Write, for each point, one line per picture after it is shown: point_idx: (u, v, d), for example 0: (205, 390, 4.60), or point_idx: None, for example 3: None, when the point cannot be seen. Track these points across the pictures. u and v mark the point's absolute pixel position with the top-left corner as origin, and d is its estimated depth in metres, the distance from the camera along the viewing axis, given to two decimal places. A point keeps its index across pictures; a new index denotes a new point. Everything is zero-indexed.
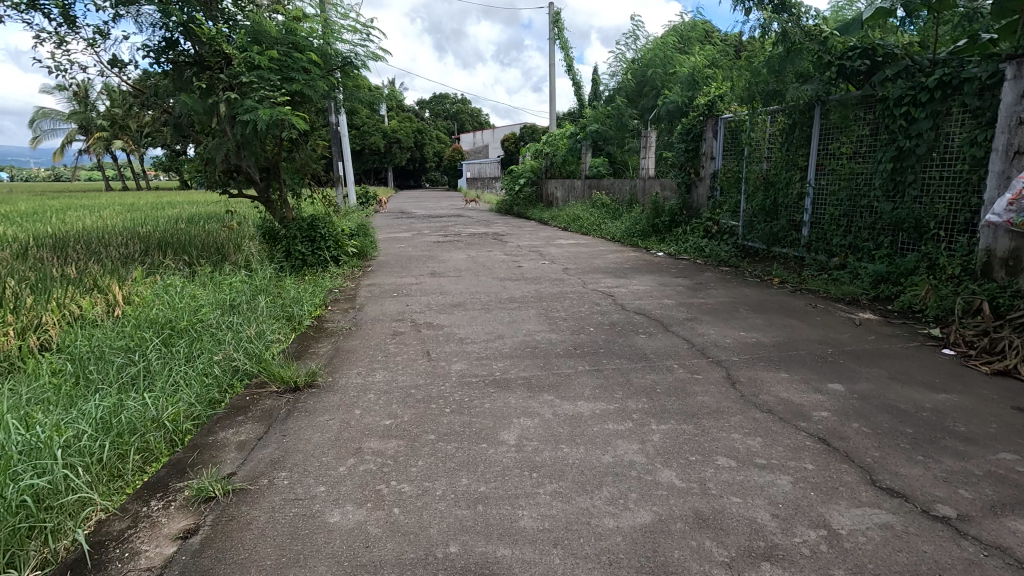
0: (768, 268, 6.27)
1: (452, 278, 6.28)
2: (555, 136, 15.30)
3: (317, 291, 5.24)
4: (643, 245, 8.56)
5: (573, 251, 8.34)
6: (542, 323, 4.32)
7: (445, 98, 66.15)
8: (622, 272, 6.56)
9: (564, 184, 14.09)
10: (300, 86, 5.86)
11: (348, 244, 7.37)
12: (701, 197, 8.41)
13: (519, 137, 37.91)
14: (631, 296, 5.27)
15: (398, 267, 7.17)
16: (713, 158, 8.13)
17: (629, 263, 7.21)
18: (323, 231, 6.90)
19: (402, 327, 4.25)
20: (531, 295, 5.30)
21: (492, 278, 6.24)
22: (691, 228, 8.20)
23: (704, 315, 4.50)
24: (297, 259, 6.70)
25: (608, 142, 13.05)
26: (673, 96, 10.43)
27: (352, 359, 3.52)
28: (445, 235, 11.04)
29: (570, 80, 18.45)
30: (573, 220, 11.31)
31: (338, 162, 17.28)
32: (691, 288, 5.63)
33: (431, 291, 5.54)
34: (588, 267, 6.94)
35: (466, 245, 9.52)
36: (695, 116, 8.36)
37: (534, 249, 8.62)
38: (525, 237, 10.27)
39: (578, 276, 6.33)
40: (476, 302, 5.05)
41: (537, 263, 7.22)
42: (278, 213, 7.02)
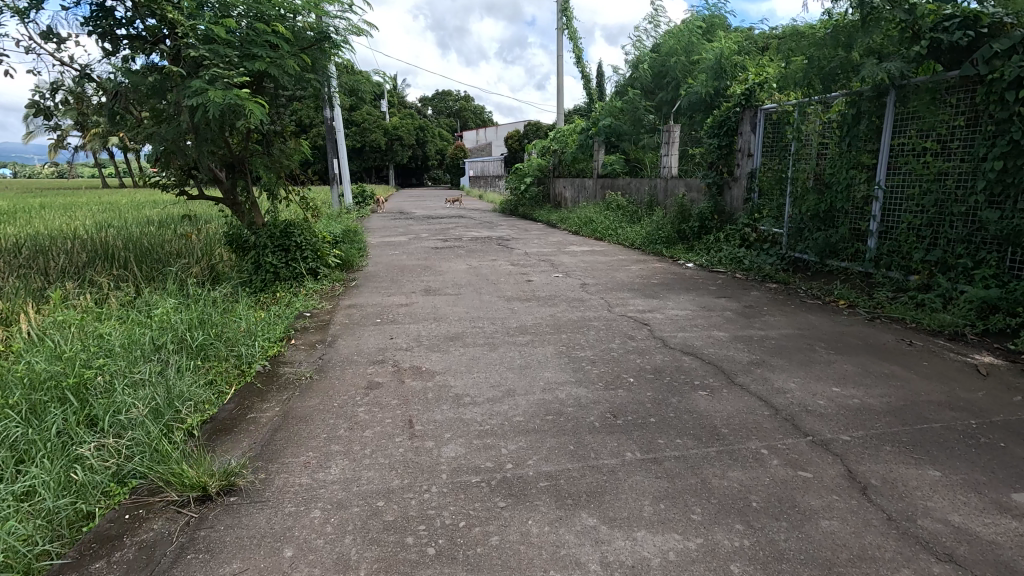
0: (828, 287, 5.23)
1: (450, 297, 5.26)
2: (563, 132, 14.24)
3: (279, 321, 4.25)
4: (668, 253, 7.54)
5: (589, 261, 7.31)
6: (564, 368, 3.30)
7: (449, 95, 65.12)
8: (652, 290, 5.52)
9: (574, 183, 13.08)
10: (265, 64, 4.85)
11: (329, 254, 6.36)
12: (735, 199, 7.39)
13: (523, 135, 36.84)
14: (671, 325, 4.24)
15: (387, 282, 6.14)
16: (751, 155, 7.10)
17: (657, 277, 6.17)
18: (298, 240, 5.90)
19: (380, 375, 3.23)
20: (546, 324, 4.29)
21: (498, 297, 5.22)
22: (724, 236, 7.17)
23: (773, 358, 3.46)
24: (268, 273, 5.68)
25: (622, 138, 12.00)
26: (698, 86, 9.39)
27: (303, 433, 2.51)
28: (444, 240, 10.01)
29: (579, 73, 17.46)
30: (586, 223, 10.29)
31: (332, 158, 16.28)
32: (742, 313, 4.59)
33: (423, 317, 4.53)
34: (610, 282, 5.91)
35: (467, 251, 8.49)
36: (731, 107, 7.32)
37: (544, 259, 7.58)
38: (532, 244, 9.23)
39: (600, 295, 5.31)
40: (478, 334, 4.03)
41: (549, 277, 6.20)
42: (246, 216, 6.01)
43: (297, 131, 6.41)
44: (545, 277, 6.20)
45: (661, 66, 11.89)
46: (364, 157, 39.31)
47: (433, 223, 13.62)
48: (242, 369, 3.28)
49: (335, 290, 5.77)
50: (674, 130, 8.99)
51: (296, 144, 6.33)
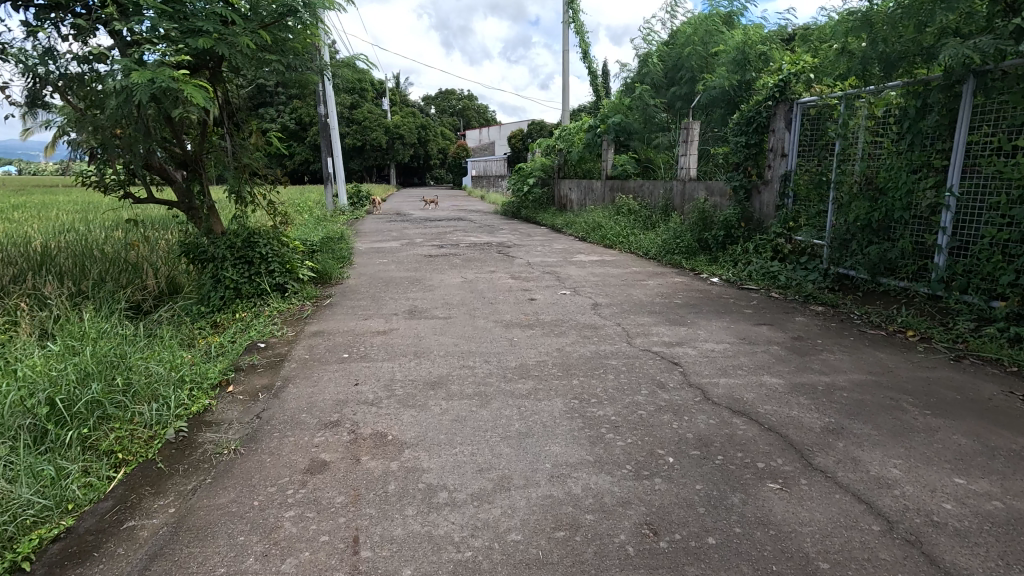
0: (889, 313, 4.38)
1: (438, 322, 4.42)
2: (569, 130, 13.37)
3: (219, 360, 3.43)
4: (688, 265, 6.69)
5: (600, 273, 6.47)
6: (577, 438, 2.47)
7: (452, 94, 64.39)
8: (676, 313, 4.68)
9: (581, 185, 12.26)
10: (213, 41, 4.02)
11: (302, 267, 5.51)
12: (765, 205, 6.54)
13: (526, 133, 35.96)
14: (708, 366, 3.39)
15: (367, 300, 5.31)
16: (786, 155, 6.24)
17: (680, 296, 5.33)
18: (264, 251, 5.08)
19: (329, 447, 2.39)
20: (553, 363, 3.44)
21: (494, 323, 4.38)
22: (753, 247, 6.32)
23: (854, 423, 2.61)
24: (227, 289, 4.88)
25: (632, 136, 11.15)
26: (718, 79, 8.53)
27: (190, 567, 1.68)
28: (440, 246, 9.20)
29: (586, 69, 16.62)
30: (594, 229, 9.46)
31: (326, 158, 15.55)
32: (792, 348, 3.74)
33: (401, 351, 3.69)
34: (626, 302, 5.08)
35: (463, 260, 7.65)
36: (762, 100, 6.46)
37: (549, 271, 6.73)
38: (535, 252, 8.39)
39: (616, 320, 4.46)
40: (465, 379, 3.19)
41: (555, 295, 5.37)
42: (203, 223, 5.13)
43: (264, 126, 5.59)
44: (549, 295, 5.36)
45: (675, 59, 11.03)
46: (365, 155, 38.56)
47: (428, 226, 12.84)
48: (148, 437, 2.48)
49: (306, 309, 4.95)
50: (694, 127, 8.12)
51: (263, 140, 5.51)
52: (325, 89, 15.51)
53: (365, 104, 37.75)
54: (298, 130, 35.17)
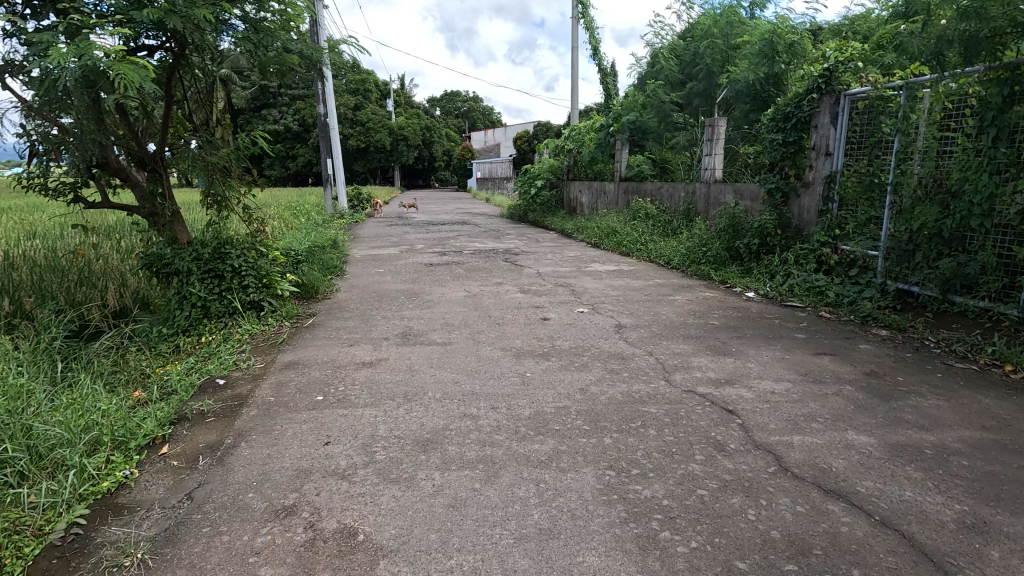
0: (976, 341, 3.66)
1: (435, 351, 3.73)
2: (579, 130, 12.66)
3: (159, 409, 2.73)
4: (718, 277, 6.01)
5: (619, 287, 5.78)
6: (621, 543, 1.78)
7: (457, 95, 63.75)
8: (716, 338, 3.99)
9: (592, 187, 11.59)
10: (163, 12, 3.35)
11: (282, 281, 4.83)
12: (806, 210, 5.83)
13: (532, 134, 35.21)
14: (772, 417, 2.69)
15: (356, 319, 4.62)
16: (831, 154, 5.52)
17: (716, 315, 4.63)
18: (236, 263, 4.41)
19: (275, 556, 1.71)
20: (576, 412, 2.75)
21: (502, 351, 3.70)
22: (793, 257, 5.62)
23: (998, 515, 1.91)
24: (193, 308, 4.23)
25: (647, 135, 10.45)
26: (743, 72, 7.83)
27: None
28: (442, 253, 8.52)
29: (595, 66, 15.94)
30: (608, 235, 8.78)
31: (326, 159, 14.94)
32: (869, 389, 3.04)
33: (388, 392, 3.00)
34: (654, 324, 4.38)
35: (468, 270, 6.98)
36: (802, 92, 5.74)
37: (563, 283, 6.05)
38: (545, 260, 7.70)
39: (646, 348, 3.78)
40: (466, 436, 2.49)
41: (572, 314, 4.68)
42: (166, 230, 4.46)
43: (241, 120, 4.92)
44: (565, 315, 4.67)
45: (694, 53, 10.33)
46: (368, 157, 37.96)
47: (431, 230, 12.17)
48: (28, 535, 1.80)
49: (284, 330, 4.27)
50: (721, 124, 7.41)
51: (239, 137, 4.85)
52: (325, 87, 14.89)
53: (368, 104, 37.15)
54: (301, 131, 34.62)
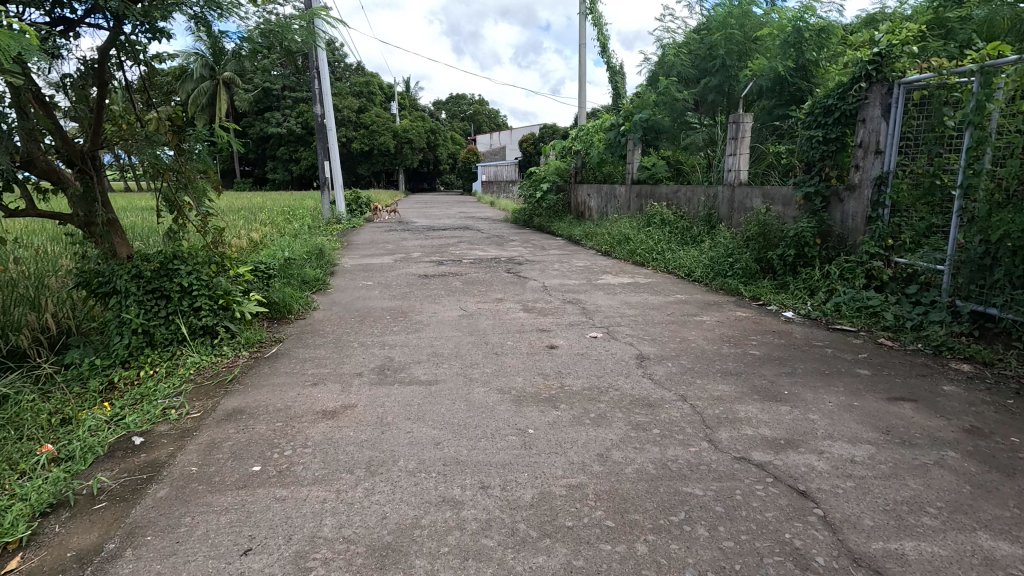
0: None
1: (417, 395, 3.02)
2: (587, 129, 11.93)
3: (32, 491, 2.04)
4: (749, 293, 5.28)
5: (636, 306, 5.06)
6: None
7: (463, 97, 63.23)
8: (762, 376, 3.25)
9: (602, 190, 10.89)
10: None
11: (246, 301, 4.14)
12: (851, 217, 5.07)
13: (538, 137, 34.47)
14: (865, 506, 1.96)
15: (329, 346, 3.91)
16: (882, 152, 4.78)
17: (754, 343, 3.90)
18: (186, 281, 3.73)
19: None
20: (595, 496, 2.04)
21: (499, 395, 2.99)
22: (838, 271, 4.87)
23: None
24: (133, 335, 3.57)
25: (662, 135, 9.72)
26: (770, 63, 7.09)
27: None
28: (439, 262, 7.83)
29: (605, 63, 15.23)
30: (621, 243, 8.09)
31: (323, 161, 14.31)
32: (982, 457, 2.29)
33: (347, 460, 2.29)
34: (682, 354, 3.66)
35: (466, 283, 6.28)
36: (847, 81, 5.00)
37: (572, 300, 5.35)
38: (552, 271, 7.00)
39: (677, 389, 3.06)
40: (441, 540, 1.78)
41: (584, 341, 3.97)
42: (104, 242, 3.77)
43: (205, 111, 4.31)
44: (575, 342, 3.95)
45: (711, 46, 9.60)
46: (372, 160, 37.41)
47: (430, 236, 11.49)
48: None
49: (240, 362, 3.58)
50: (747, 119, 6.68)
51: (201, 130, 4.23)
52: (322, 86, 14.27)
53: (372, 107, 36.59)
54: (303, 134, 34.12)
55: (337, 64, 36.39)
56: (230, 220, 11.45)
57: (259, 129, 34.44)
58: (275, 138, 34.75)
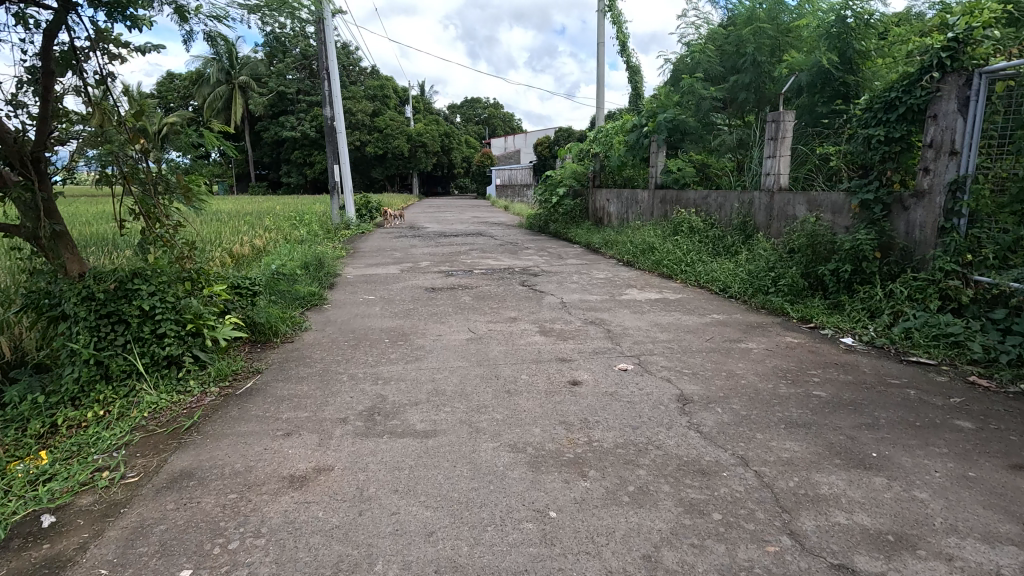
0: None
1: (409, 453, 2.43)
2: (606, 131, 11.31)
3: None
4: (797, 314, 4.64)
5: (668, 329, 4.45)
6: None
7: (477, 101, 62.91)
8: (838, 431, 2.61)
9: (622, 196, 10.28)
10: None
11: (223, 325, 3.59)
12: (918, 228, 4.40)
13: (554, 141, 33.83)
14: None
15: (314, 380, 3.36)
16: (958, 153, 4.10)
17: (817, 381, 3.26)
18: (148, 304, 3.19)
19: None
20: None
21: (511, 456, 2.40)
22: (905, 291, 4.20)
23: None
24: (84, 367, 3.04)
25: (687, 137, 9.07)
26: (812, 56, 6.43)
27: None
28: (448, 273, 7.28)
29: (624, 64, 14.61)
30: (646, 253, 7.47)
31: (333, 165, 13.91)
32: None
33: (307, 562, 1.72)
34: (732, 396, 3.04)
35: (477, 298, 5.70)
36: (913, 73, 4.34)
37: (595, 320, 4.74)
38: (571, 284, 6.40)
39: (734, 449, 2.44)
40: None
41: (613, 376, 3.37)
42: (54, 256, 3.27)
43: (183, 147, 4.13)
44: (602, 377, 3.36)
45: None
46: (386, 164, 37.14)
47: (441, 244, 10.97)
48: None
49: (207, 402, 3.02)
50: (789, 117, 6.02)
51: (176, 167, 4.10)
52: (333, 87, 13.89)
53: (387, 111, 36.30)
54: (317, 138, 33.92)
55: (352, 68, 36.20)
56: (235, 226, 11.05)
57: (273, 133, 34.34)
58: (290, 142, 34.64)
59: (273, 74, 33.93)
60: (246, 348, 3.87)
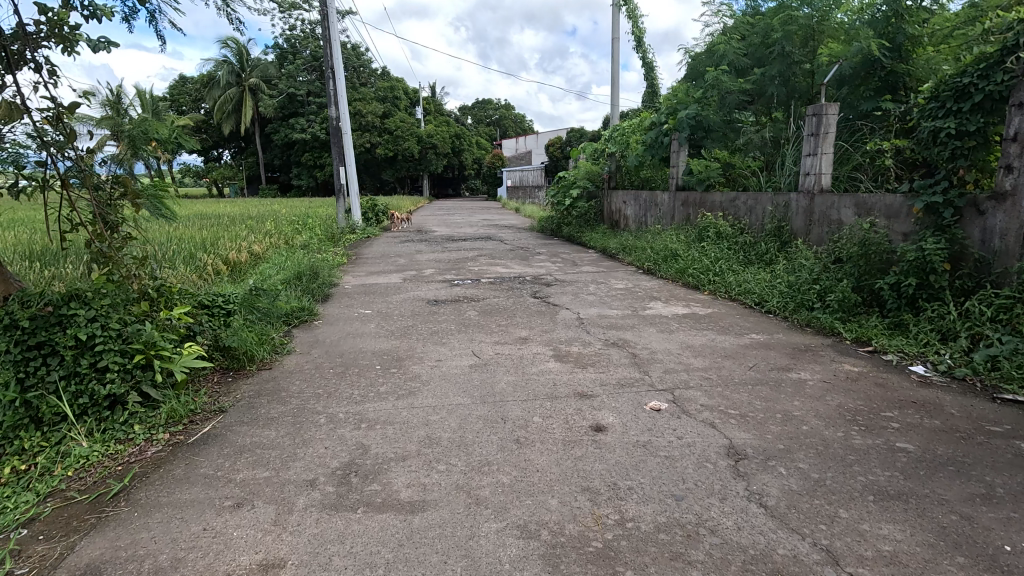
0: None
1: (389, 537, 1.87)
2: (622, 129, 10.70)
3: None
4: (853, 335, 4.02)
5: (703, 353, 3.86)
6: None
7: (488, 101, 62.45)
8: (948, 506, 2.01)
9: (640, 198, 9.70)
10: None
11: (182, 354, 3.05)
12: (999, 235, 3.77)
13: (565, 142, 33.20)
14: None
15: (285, 422, 2.81)
16: None
17: (896, 427, 2.66)
18: (83, 333, 2.66)
19: None
20: None
21: (521, 544, 1.83)
22: (987, 310, 3.57)
23: None
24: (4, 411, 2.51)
25: (711, 134, 8.45)
26: (857, 42, 5.78)
27: None
28: (453, 283, 6.73)
29: (640, 59, 13.99)
30: (668, 260, 6.86)
31: (337, 166, 13.44)
32: None
33: None
34: (796, 450, 2.45)
35: (483, 313, 5.14)
36: (994, 53, 3.71)
37: (617, 342, 4.16)
38: (587, 296, 5.82)
39: (815, 536, 1.85)
40: None
41: (645, 419, 2.78)
42: None
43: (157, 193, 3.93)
44: (631, 421, 2.77)
45: None
46: (396, 165, 36.74)
47: (448, 249, 10.43)
48: None
49: (151, 454, 2.48)
50: (833, 111, 5.38)
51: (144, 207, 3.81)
52: (337, 86, 13.41)
53: (397, 112, 35.93)
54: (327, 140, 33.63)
55: (362, 69, 35.84)
56: (235, 231, 10.60)
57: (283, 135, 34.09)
58: (300, 144, 34.37)
59: (283, 76, 33.68)
60: (212, 381, 3.32)
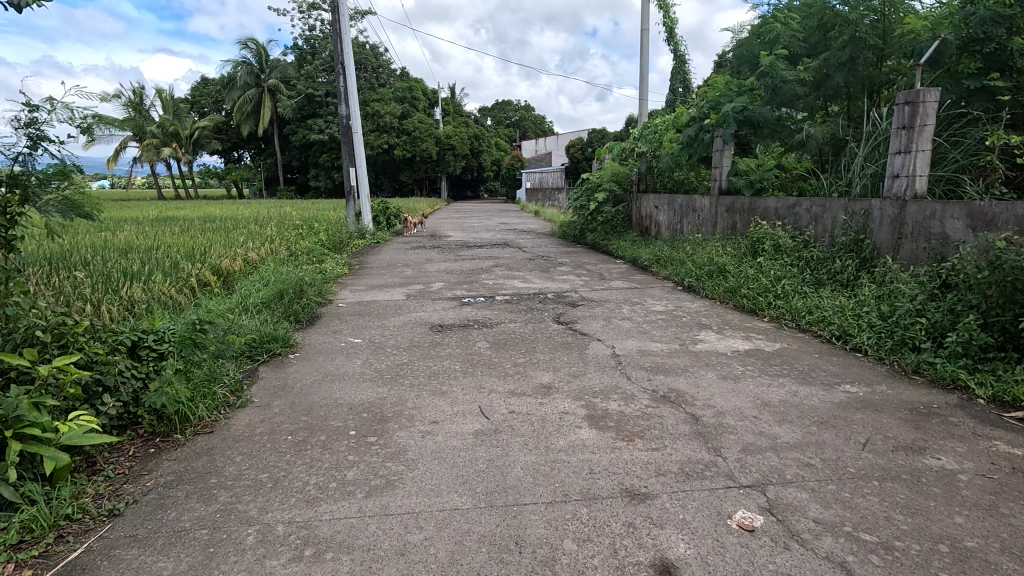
0: None
1: None
2: (654, 126, 9.68)
3: None
4: (991, 394, 2.99)
5: (788, 418, 2.86)
6: None
7: (509, 102, 61.61)
8: None
9: (675, 203, 8.69)
10: None
11: (62, 429, 2.14)
12: None
13: (587, 142, 32.07)
14: None
15: (195, 541, 1.90)
16: None
17: None
18: None
19: None
20: None
21: None
22: None
23: None
24: None
25: (760, 131, 7.39)
26: (960, 13, 4.69)
27: None
28: (464, 301, 5.79)
29: (672, 52, 12.95)
30: (715, 277, 5.84)
31: (346, 168, 12.63)
32: None
33: None
34: None
35: (496, 345, 4.19)
36: None
37: (669, 396, 3.17)
38: (623, 322, 4.83)
39: None
40: None
41: (736, 553, 1.81)
42: None
43: (71, 194, 3.25)
44: (715, 555, 1.80)
45: None
46: (414, 166, 36.03)
47: (462, 258, 9.51)
48: None
49: None
50: (933, 97, 4.32)
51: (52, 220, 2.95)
52: (348, 82, 12.61)
53: (416, 113, 35.15)
54: None
55: (381, 69, 35.24)
56: (233, 236, 9.83)
57: (299, 136, 33.52)
58: (317, 144, 33.86)
59: (302, 77, 33.32)
60: (121, 460, 2.42)
